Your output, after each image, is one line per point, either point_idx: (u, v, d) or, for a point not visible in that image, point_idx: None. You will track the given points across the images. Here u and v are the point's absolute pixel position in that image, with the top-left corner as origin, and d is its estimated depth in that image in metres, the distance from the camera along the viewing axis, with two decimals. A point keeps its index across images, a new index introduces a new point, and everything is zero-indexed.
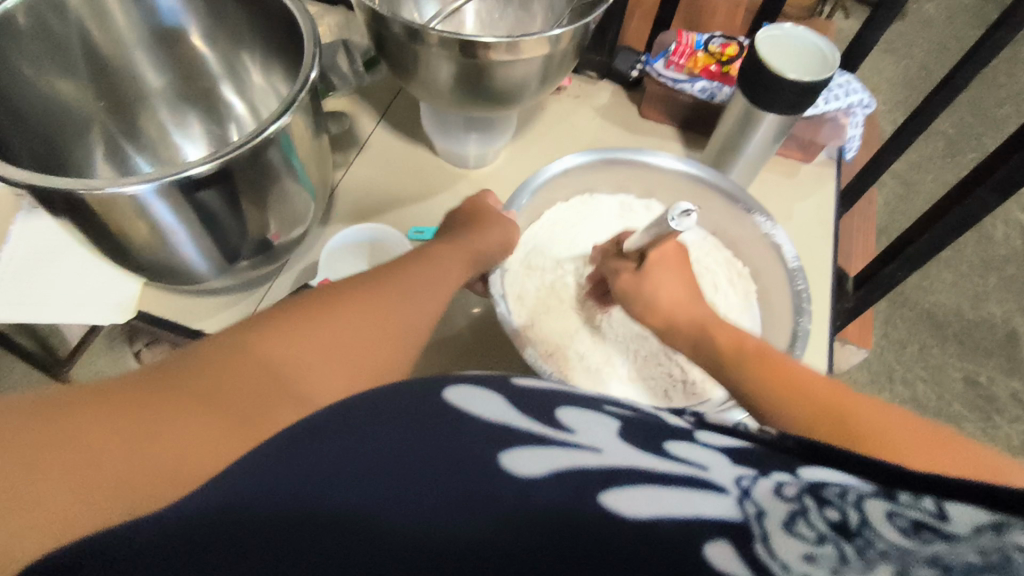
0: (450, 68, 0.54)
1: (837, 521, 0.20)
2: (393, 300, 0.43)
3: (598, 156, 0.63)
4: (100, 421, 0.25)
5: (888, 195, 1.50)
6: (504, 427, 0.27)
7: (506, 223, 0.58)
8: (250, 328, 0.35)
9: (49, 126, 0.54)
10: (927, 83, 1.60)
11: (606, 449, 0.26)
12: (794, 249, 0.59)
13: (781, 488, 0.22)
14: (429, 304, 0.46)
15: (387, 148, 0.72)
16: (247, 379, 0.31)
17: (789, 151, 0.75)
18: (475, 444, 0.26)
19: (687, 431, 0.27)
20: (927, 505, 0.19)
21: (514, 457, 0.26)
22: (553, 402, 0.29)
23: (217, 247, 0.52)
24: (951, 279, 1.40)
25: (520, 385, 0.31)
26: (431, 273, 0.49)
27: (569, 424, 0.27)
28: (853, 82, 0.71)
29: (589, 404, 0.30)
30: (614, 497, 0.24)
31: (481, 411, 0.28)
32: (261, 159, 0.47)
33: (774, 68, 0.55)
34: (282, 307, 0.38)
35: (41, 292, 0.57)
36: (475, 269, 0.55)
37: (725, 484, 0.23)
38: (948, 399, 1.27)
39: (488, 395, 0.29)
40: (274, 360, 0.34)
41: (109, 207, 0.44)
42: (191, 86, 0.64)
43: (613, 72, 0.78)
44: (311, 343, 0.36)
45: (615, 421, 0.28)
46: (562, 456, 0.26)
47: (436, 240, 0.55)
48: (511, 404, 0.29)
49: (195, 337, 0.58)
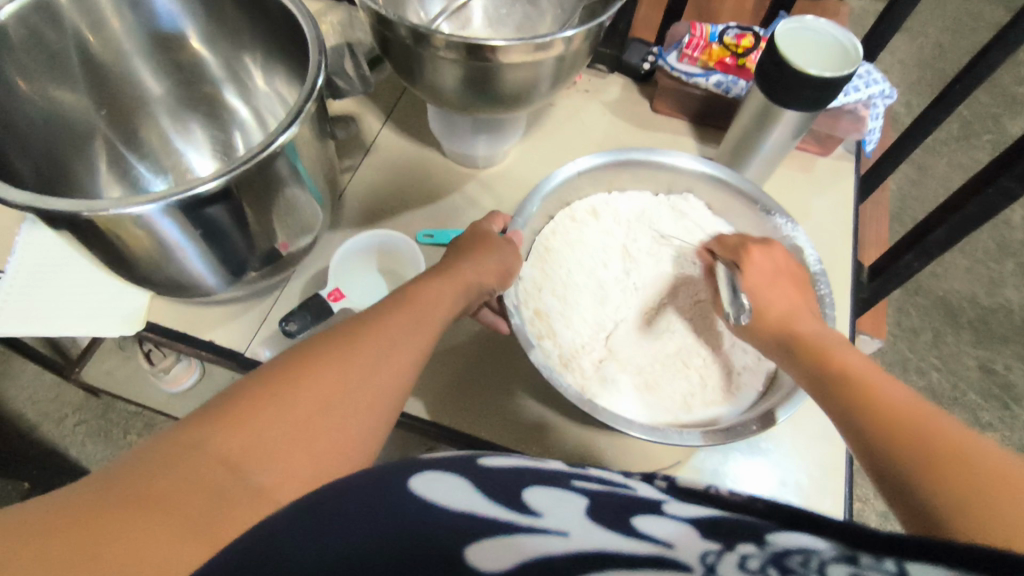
0: (459, 71, 0.52)
1: None
2: (373, 356, 0.40)
3: (614, 157, 0.62)
4: (61, 543, 0.25)
5: (902, 180, 1.47)
6: (474, 523, 0.25)
7: (504, 248, 0.54)
8: (216, 413, 0.33)
9: (51, 139, 0.53)
10: (943, 63, 1.56)
11: (572, 532, 0.24)
12: (816, 252, 0.58)
13: (744, 561, 0.21)
14: (411, 335, 0.43)
15: (393, 150, 0.70)
16: (205, 480, 0.29)
17: (806, 145, 0.74)
18: (446, 538, 0.25)
19: (660, 500, 0.24)
20: (887, 566, 0.18)
21: (477, 548, 0.26)
22: (520, 477, 0.26)
23: (223, 261, 0.51)
24: (966, 266, 1.38)
25: (488, 463, 0.27)
26: (419, 314, 0.45)
27: (535, 506, 0.25)
28: (874, 73, 0.69)
29: (562, 479, 0.26)
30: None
31: (443, 500, 0.25)
32: (267, 171, 0.45)
33: (794, 64, 0.53)
34: (253, 377, 0.36)
35: (50, 305, 0.56)
36: (473, 296, 0.51)
37: (690, 562, 0.22)
38: (963, 388, 1.26)
39: (452, 477, 0.26)
40: (234, 437, 0.32)
41: (115, 226, 0.43)
42: (193, 91, 0.63)
43: (624, 65, 0.76)
44: (277, 410, 0.34)
45: (589, 501, 0.25)
46: (527, 544, 0.25)
47: (431, 269, 0.51)
48: (472, 482, 0.26)
49: (208, 349, 0.59)
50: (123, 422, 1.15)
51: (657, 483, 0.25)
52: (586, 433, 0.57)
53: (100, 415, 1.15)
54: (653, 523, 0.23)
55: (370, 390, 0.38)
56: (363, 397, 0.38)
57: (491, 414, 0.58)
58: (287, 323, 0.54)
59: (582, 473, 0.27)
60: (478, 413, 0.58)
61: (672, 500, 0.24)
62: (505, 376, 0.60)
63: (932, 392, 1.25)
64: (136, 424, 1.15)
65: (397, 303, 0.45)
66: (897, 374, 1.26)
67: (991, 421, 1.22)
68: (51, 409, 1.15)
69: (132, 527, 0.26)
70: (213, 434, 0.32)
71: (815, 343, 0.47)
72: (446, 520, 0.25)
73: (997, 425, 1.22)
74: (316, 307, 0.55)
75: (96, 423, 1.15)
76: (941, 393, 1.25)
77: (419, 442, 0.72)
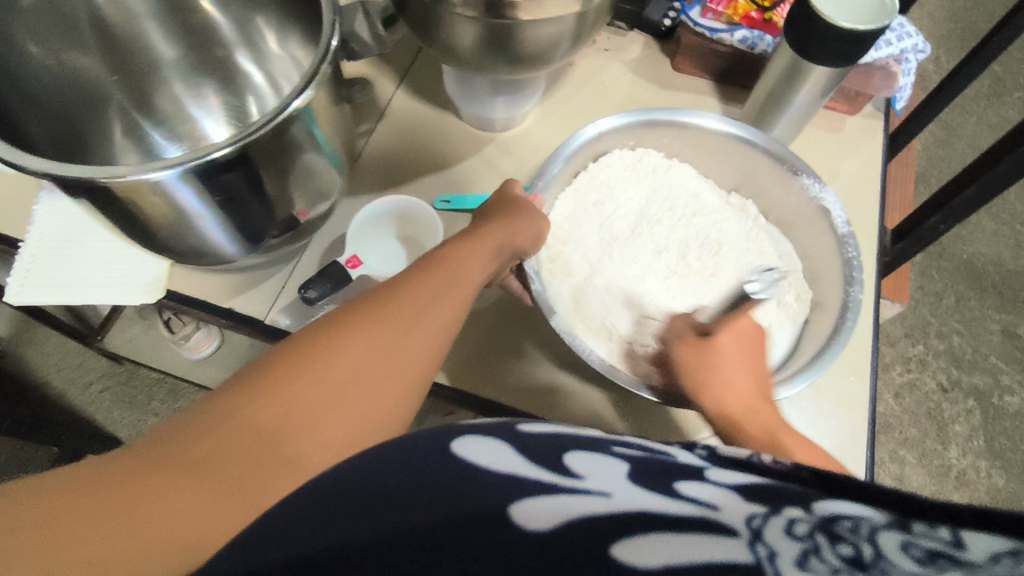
0: (475, 29, 0.50)
1: (851, 556, 0.18)
2: (402, 321, 0.39)
3: (637, 118, 0.61)
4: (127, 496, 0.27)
5: (927, 140, 1.43)
6: (514, 479, 0.26)
7: (533, 209, 0.55)
8: (251, 385, 0.33)
9: (66, 106, 0.53)
10: (975, 16, 1.50)
11: (615, 493, 0.24)
12: (845, 215, 0.57)
13: (792, 525, 0.20)
14: (440, 297, 0.43)
15: (408, 113, 0.69)
16: (240, 450, 0.30)
17: (834, 103, 0.71)
18: (489, 494, 0.25)
19: (699, 469, 0.24)
20: (942, 533, 0.17)
21: (524, 508, 0.25)
22: (561, 443, 0.27)
23: (243, 229, 0.51)
24: (992, 228, 1.34)
25: (527, 429, 0.28)
26: (444, 278, 0.44)
27: (578, 469, 0.26)
28: (906, 26, 0.66)
29: (597, 446, 0.27)
30: (625, 545, 0.23)
31: (489, 461, 0.27)
32: (283, 137, 0.45)
33: (825, 15, 0.51)
34: (290, 343, 0.37)
35: (70, 273, 0.56)
36: (500, 255, 0.51)
37: (737, 526, 0.21)
38: (985, 352, 1.24)
39: (498, 442, 0.28)
40: (284, 404, 0.33)
41: (134, 194, 0.42)
42: (205, 55, 0.62)
43: (645, 22, 0.73)
44: (321, 376, 0.34)
45: (624, 463, 0.25)
46: (570, 505, 0.25)
47: (462, 232, 0.52)
48: (515, 447, 0.27)
49: (231, 316, 0.59)
50: (147, 388, 1.17)
51: (698, 451, 0.25)
52: (605, 398, 0.57)
53: (123, 382, 1.17)
54: (697, 487, 0.23)
55: (410, 356, 0.39)
56: (407, 364, 0.38)
57: (512, 378, 0.58)
58: (307, 291, 0.54)
59: (622, 440, 0.28)
60: (499, 377, 0.58)
61: (716, 468, 0.24)
62: (525, 341, 0.60)
63: (953, 356, 1.23)
64: (159, 390, 1.17)
65: (430, 266, 0.45)
66: (918, 339, 1.25)
67: (1012, 384, 1.21)
68: (76, 376, 1.17)
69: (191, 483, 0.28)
70: (259, 397, 0.32)
71: (760, 426, 0.46)
72: (491, 476, 0.26)
73: (1018, 389, 1.21)
74: (335, 274, 0.55)
75: (120, 389, 1.17)
76: (962, 357, 1.23)
77: (438, 409, 0.73)
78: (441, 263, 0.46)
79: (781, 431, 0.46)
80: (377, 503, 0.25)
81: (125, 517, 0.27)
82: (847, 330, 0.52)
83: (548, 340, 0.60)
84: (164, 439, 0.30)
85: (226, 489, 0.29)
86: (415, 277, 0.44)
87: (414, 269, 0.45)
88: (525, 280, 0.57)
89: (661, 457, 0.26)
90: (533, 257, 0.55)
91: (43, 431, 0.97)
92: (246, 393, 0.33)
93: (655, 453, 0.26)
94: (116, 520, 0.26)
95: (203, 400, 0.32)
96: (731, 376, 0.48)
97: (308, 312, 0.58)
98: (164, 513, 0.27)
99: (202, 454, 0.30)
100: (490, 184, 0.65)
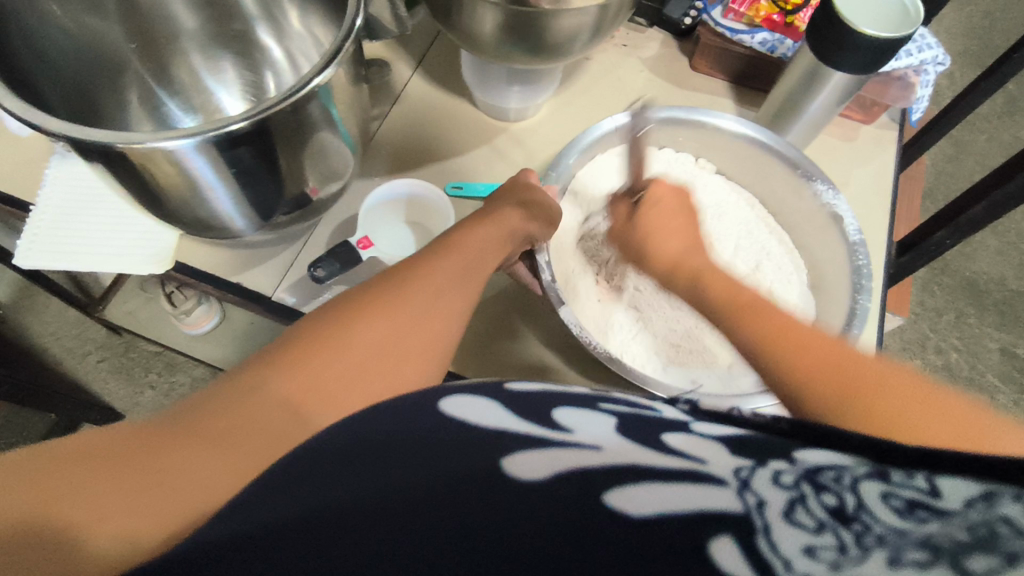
0: (498, 17, 0.50)
1: (834, 507, 0.19)
2: (421, 305, 0.40)
3: (653, 114, 0.62)
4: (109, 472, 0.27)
5: (937, 155, 1.43)
6: (504, 434, 0.26)
7: (545, 199, 0.55)
8: (271, 363, 0.34)
9: (80, 70, 0.53)
10: (991, 35, 1.50)
11: (605, 445, 0.25)
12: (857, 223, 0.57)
13: (778, 475, 0.20)
14: (457, 283, 0.44)
15: (423, 98, 0.69)
16: (251, 421, 0.30)
17: (850, 111, 0.71)
18: (484, 455, 0.26)
19: (683, 423, 0.25)
20: (919, 482, 0.18)
21: (519, 460, 0.25)
22: (550, 401, 0.28)
23: (254, 204, 0.51)
24: (996, 247, 1.35)
25: (515, 389, 0.29)
26: (459, 262, 0.45)
27: (567, 423, 0.26)
28: (927, 37, 0.66)
29: (587, 403, 0.28)
30: (619, 494, 0.23)
31: (477, 418, 0.27)
32: (301, 113, 0.44)
33: (849, 20, 0.50)
34: (310, 320, 0.38)
35: (76, 241, 0.56)
36: (512, 242, 0.51)
37: (725, 475, 0.22)
38: (982, 370, 1.24)
39: (485, 401, 0.28)
40: (293, 381, 0.33)
41: (146, 159, 0.42)
42: (224, 28, 0.61)
43: (665, 20, 0.73)
44: (331, 356, 0.35)
45: (613, 418, 0.26)
46: (564, 456, 0.25)
47: (477, 214, 0.52)
48: (504, 405, 0.28)
49: (235, 291, 0.59)
50: (144, 361, 1.17)
51: (680, 405, 0.27)
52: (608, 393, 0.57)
53: (121, 354, 1.17)
54: (681, 439, 0.24)
55: (422, 341, 0.39)
56: (418, 348, 0.39)
57: (513, 365, 0.58)
58: (315, 269, 0.54)
59: (610, 399, 0.29)
60: (504, 364, 0.58)
61: (699, 421, 0.25)
62: (531, 331, 0.60)
63: (951, 373, 1.24)
64: (157, 363, 1.17)
65: (442, 249, 0.46)
66: (916, 353, 1.25)
67: (1007, 403, 1.21)
68: (75, 344, 1.17)
69: (175, 455, 0.28)
70: (273, 376, 0.33)
71: (753, 299, 0.42)
72: (484, 433, 0.27)
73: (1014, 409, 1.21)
74: (343, 254, 0.55)
75: (118, 360, 1.17)
76: (959, 374, 1.24)
77: None
78: (453, 245, 0.46)
79: (710, 280, 0.45)
80: (372, 473, 0.25)
81: (131, 489, 0.26)
82: (853, 337, 0.51)
83: (552, 333, 0.60)
84: (171, 415, 0.30)
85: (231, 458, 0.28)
86: (427, 260, 0.44)
87: (428, 252, 0.46)
88: (535, 270, 0.57)
89: (645, 413, 0.27)
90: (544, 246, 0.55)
91: (39, 398, 0.97)
92: (265, 368, 0.33)
93: (640, 410, 0.27)
94: (131, 494, 0.26)
95: (227, 375, 0.33)
96: (656, 233, 0.49)
97: (314, 291, 0.58)
98: (183, 483, 0.27)
99: (214, 428, 0.29)
100: (501, 173, 0.65)
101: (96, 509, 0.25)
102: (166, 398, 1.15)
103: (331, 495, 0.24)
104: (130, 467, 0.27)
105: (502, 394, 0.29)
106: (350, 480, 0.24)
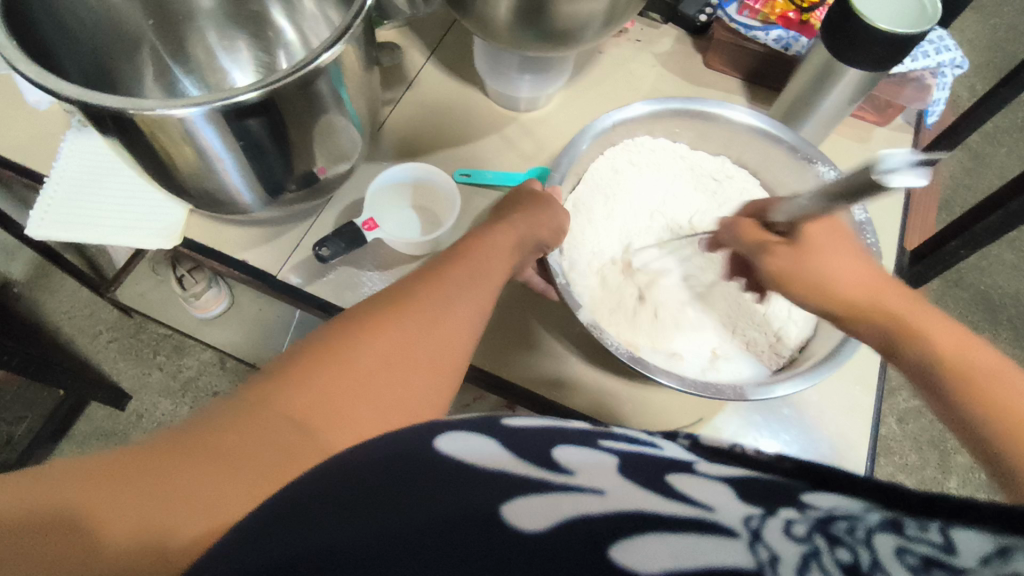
0: (512, 2, 0.51)
1: (848, 562, 0.20)
2: (429, 297, 0.42)
3: (662, 106, 0.62)
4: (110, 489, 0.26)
5: (955, 167, 1.41)
6: (501, 472, 0.27)
7: (552, 203, 0.55)
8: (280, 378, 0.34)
9: (97, 43, 0.54)
10: (1013, 46, 1.48)
11: (609, 491, 0.26)
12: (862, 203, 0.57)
13: (789, 526, 0.22)
14: (467, 288, 0.44)
15: (434, 85, 0.69)
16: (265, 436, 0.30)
17: (863, 112, 0.71)
18: (482, 493, 0.26)
19: (687, 463, 0.27)
20: (933, 536, 0.19)
21: (518, 507, 0.26)
22: (550, 438, 0.29)
23: (262, 178, 0.51)
24: (1012, 261, 1.33)
25: (511, 424, 0.30)
26: (467, 271, 0.45)
27: (569, 465, 0.27)
28: (947, 39, 0.65)
29: (585, 440, 0.29)
30: (624, 547, 0.24)
31: (476, 458, 0.27)
32: (310, 88, 0.44)
33: (864, 16, 0.50)
34: (313, 337, 0.37)
35: (87, 213, 0.57)
36: (523, 245, 0.51)
37: (734, 526, 0.23)
38: None
39: (479, 438, 0.28)
40: (299, 396, 0.33)
41: (156, 127, 0.42)
42: (240, 8, 0.62)
43: (679, 16, 0.73)
44: (337, 350, 0.36)
45: (614, 458, 0.28)
46: (564, 502, 0.26)
47: (488, 223, 0.52)
48: (503, 442, 0.28)
49: (242, 268, 0.59)
50: (154, 342, 1.19)
51: (680, 442, 0.29)
52: (612, 385, 0.57)
53: (131, 335, 1.19)
54: (686, 483, 0.26)
55: (430, 348, 0.39)
56: (427, 325, 0.40)
57: (517, 354, 0.59)
58: (321, 247, 0.54)
59: (609, 434, 0.30)
60: (510, 354, 0.59)
61: (702, 463, 0.27)
62: (538, 322, 0.60)
63: None
64: (165, 346, 1.18)
65: (451, 259, 0.46)
66: None
67: None
68: (86, 324, 1.18)
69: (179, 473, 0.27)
70: (278, 393, 0.32)
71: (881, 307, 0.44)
72: (482, 472, 0.27)
73: None
74: (349, 234, 0.55)
75: (128, 341, 1.18)
76: None
77: None
78: (460, 253, 0.47)
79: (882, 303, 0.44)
80: (384, 504, 0.25)
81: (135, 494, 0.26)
82: None
83: (553, 324, 0.60)
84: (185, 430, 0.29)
85: (242, 463, 0.28)
86: (439, 268, 0.45)
87: (434, 263, 0.46)
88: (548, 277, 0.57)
89: (647, 452, 0.28)
90: (555, 252, 0.55)
91: (49, 374, 0.98)
92: (278, 384, 0.33)
93: (642, 449, 0.28)
94: (143, 503, 0.25)
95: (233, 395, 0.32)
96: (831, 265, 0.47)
97: (319, 270, 0.59)
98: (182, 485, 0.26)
99: (229, 439, 0.29)
100: (510, 162, 0.65)
101: (109, 511, 0.25)
102: (173, 380, 1.16)
103: (330, 530, 0.23)
104: (136, 477, 0.26)
105: (495, 429, 0.29)
106: (343, 519, 0.24)
